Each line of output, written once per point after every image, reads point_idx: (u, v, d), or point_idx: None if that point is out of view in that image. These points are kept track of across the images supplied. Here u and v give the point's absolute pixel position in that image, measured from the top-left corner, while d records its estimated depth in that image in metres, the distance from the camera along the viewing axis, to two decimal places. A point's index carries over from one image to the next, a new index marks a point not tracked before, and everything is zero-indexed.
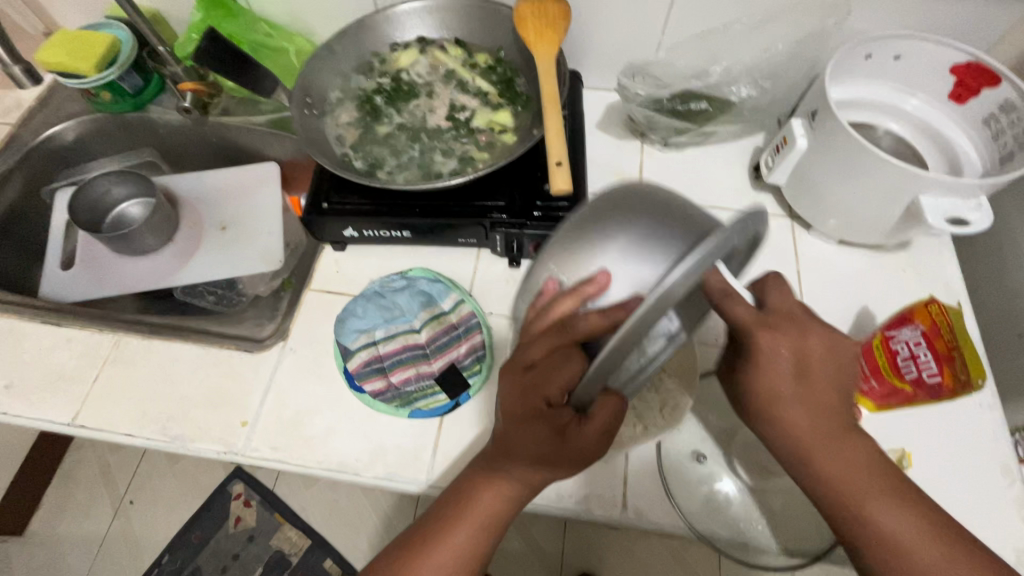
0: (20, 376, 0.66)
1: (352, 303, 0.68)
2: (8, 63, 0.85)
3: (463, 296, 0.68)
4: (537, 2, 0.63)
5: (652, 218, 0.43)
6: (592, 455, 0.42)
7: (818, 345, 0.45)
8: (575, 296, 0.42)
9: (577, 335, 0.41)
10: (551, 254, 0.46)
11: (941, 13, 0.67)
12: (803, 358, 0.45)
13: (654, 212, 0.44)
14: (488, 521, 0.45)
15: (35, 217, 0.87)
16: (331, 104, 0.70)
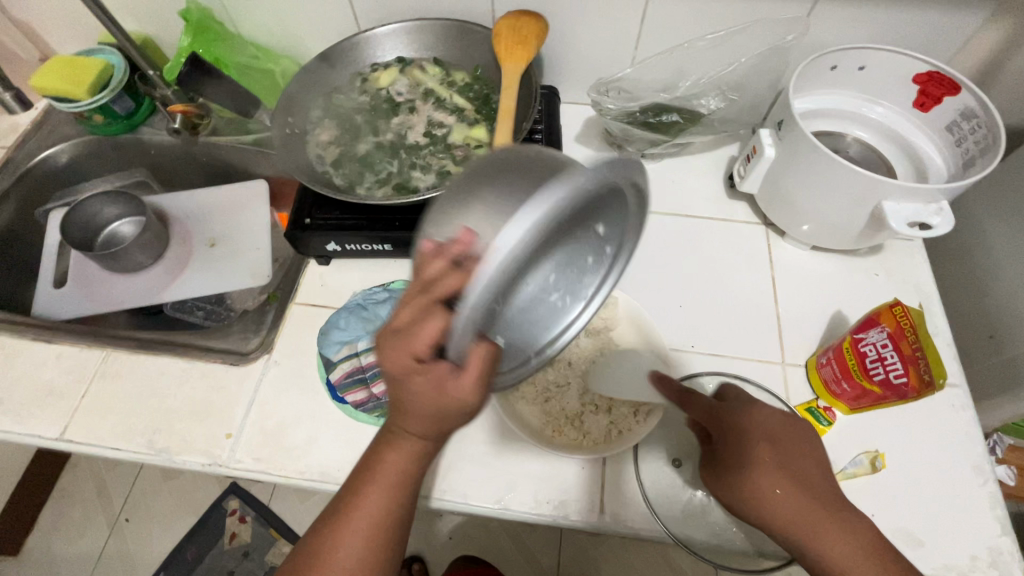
0: (9, 392, 0.67)
1: (335, 315, 0.70)
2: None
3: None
4: (513, 20, 0.66)
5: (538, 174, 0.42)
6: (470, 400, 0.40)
7: (758, 418, 0.51)
8: (445, 256, 0.38)
9: (441, 291, 0.37)
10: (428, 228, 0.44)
11: (901, 25, 0.69)
12: (763, 430, 0.50)
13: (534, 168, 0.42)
14: (396, 485, 0.45)
15: (29, 237, 0.88)
16: (311, 123, 0.71)
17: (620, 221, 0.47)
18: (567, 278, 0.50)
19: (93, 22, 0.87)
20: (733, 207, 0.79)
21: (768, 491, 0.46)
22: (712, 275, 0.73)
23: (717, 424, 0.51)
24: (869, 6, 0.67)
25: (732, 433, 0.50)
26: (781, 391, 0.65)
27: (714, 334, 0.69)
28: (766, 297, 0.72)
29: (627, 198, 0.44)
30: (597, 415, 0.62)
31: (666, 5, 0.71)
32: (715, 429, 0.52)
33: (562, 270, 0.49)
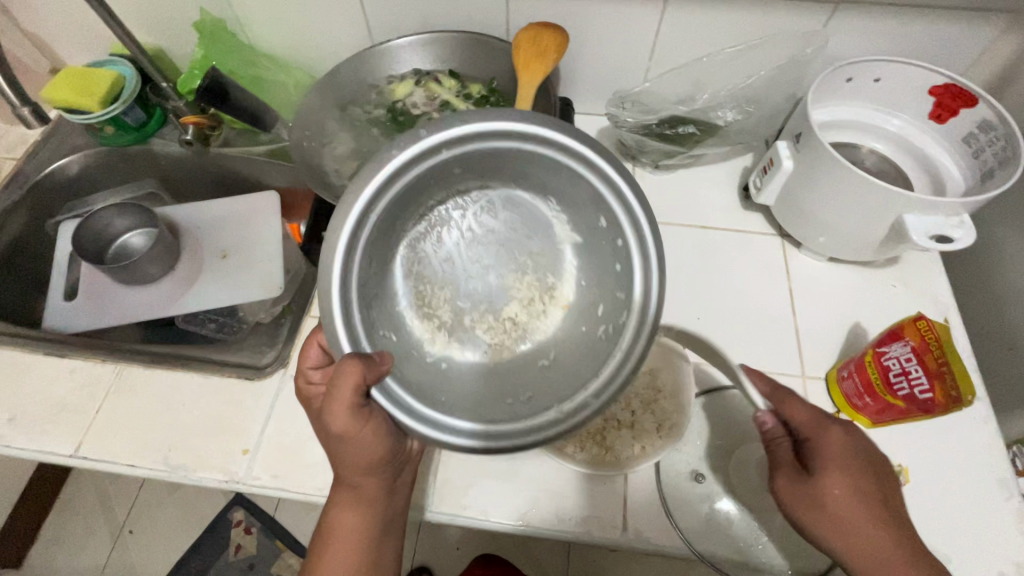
0: (21, 408, 0.66)
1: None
2: (16, 104, 0.87)
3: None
4: (534, 33, 0.66)
5: (512, 196, 0.54)
6: (347, 418, 0.47)
7: (859, 441, 0.49)
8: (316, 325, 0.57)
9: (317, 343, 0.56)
10: (428, 294, 0.54)
11: (918, 38, 0.69)
12: (864, 456, 0.48)
13: (512, 196, 0.54)
14: (353, 523, 0.53)
15: (39, 249, 0.88)
16: (329, 137, 0.71)
17: (597, 203, 0.49)
18: (605, 281, 0.52)
19: (106, 34, 0.87)
20: (749, 218, 0.79)
21: (851, 522, 0.46)
22: (730, 287, 0.73)
23: (812, 440, 0.48)
24: (886, 20, 0.67)
25: (826, 453, 0.47)
26: None
27: (732, 345, 0.69)
28: (784, 309, 0.71)
29: (560, 170, 0.49)
30: (621, 433, 0.62)
31: (681, 17, 0.72)
32: (812, 438, 0.48)
33: (601, 288, 0.53)
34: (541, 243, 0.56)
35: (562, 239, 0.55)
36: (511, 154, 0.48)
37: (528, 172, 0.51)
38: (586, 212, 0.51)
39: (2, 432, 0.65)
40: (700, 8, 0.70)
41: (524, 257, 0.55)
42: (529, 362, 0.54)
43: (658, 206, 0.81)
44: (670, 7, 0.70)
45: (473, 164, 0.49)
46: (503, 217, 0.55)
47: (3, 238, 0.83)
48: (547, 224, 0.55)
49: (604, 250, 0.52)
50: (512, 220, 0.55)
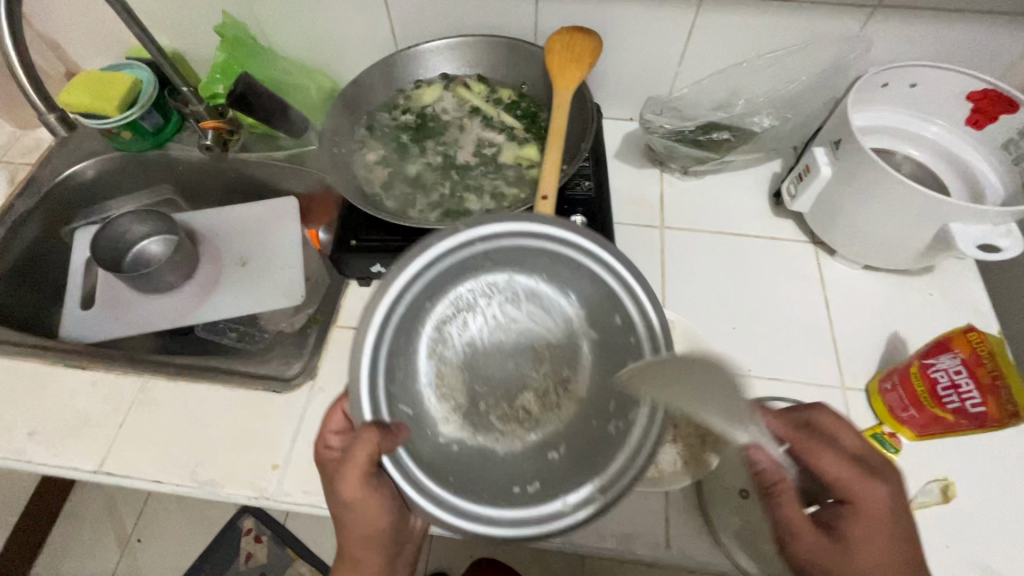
0: (41, 422, 0.64)
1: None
2: (43, 112, 0.83)
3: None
4: (568, 37, 0.65)
5: (535, 290, 0.56)
6: (358, 486, 0.47)
7: (899, 502, 0.47)
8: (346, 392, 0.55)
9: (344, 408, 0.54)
10: (448, 380, 0.55)
11: (955, 42, 0.69)
12: (899, 514, 0.46)
13: (534, 292, 0.56)
14: None
15: (54, 256, 0.86)
16: (357, 143, 0.68)
17: (616, 302, 0.52)
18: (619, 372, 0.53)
19: (124, 37, 0.86)
20: (780, 225, 0.78)
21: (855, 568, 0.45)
22: (764, 295, 0.72)
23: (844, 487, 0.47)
24: (923, 24, 0.67)
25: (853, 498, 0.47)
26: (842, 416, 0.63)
27: (769, 357, 0.68)
28: (821, 318, 0.70)
29: (582, 269, 0.53)
30: (665, 449, 0.59)
31: (714, 21, 0.71)
32: (848, 495, 0.47)
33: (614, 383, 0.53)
34: (560, 336, 0.56)
35: (579, 333, 0.56)
36: (538, 247, 0.53)
37: (552, 268, 0.55)
38: (604, 310, 0.54)
39: (24, 446, 0.63)
40: (734, 10, 0.69)
41: (543, 348, 0.56)
42: (539, 454, 0.52)
43: (688, 213, 0.80)
44: (703, 9, 0.70)
45: (503, 253, 0.53)
46: (524, 309, 0.57)
47: (18, 245, 0.81)
48: (566, 322, 0.56)
49: (620, 347, 0.53)
50: (534, 314, 0.57)
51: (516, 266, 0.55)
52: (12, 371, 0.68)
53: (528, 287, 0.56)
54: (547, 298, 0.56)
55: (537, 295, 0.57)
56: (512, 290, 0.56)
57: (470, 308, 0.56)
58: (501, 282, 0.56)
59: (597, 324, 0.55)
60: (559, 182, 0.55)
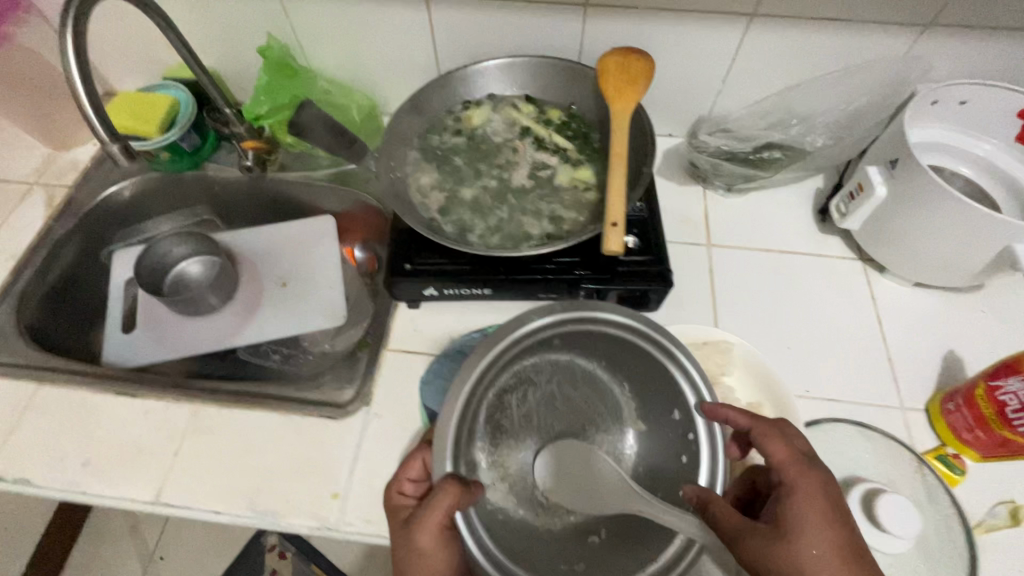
0: (95, 452, 0.64)
1: (440, 363, 0.67)
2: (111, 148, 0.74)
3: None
4: (622, 57, 0.64)
5: (592, 373, 0.58)
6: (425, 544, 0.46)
7: (835, 491, 0.45)
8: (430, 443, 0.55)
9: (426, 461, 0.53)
10: (501, 449, 0.55)
11: (1006, 59, 0.69)
12: (830, 494, 0.45)
13: (590, 375, 0.58)
14: None
15: (92, 279, 0.85)
16: (410, 167, 0.68)
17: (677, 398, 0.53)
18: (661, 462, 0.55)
19: (162, 57, 0.85)
20: (827, 242, 0.78)
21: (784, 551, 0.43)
22: (816, 313, 0.72)
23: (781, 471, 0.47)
24: (974, 41, 0.67)
25: (791, 481, 0.46)
26: (903, 436, 0.63)
27: (825, 378, 0.67)
28: (875, 337, 0.70)
29: (648, 366, 0.55)
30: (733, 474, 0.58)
31: (763, 39, 0.71)
32: (785, 479, 0.46)
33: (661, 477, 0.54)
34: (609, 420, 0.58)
35: (627, 419, 0.58)
36: (608, 336, 0.55)
37: (616, 357, 0.56)
38: (658, 404, 0.55)
39: (79, 478, 0.62)
40: (785, 28, 0.69)
41: (592, 429, 0.58)
42: (577, 535, 0.53)
43: (734, 230, 0.79)
44: (753, 27, 0.70)
45: (573, 336, 0.55)
46: (577, 389, 0.58)
47: (57, 268, 0.80)
48: (616, 409, 0.58)
49: (671, 443, 0.54)
50: (589, 397, 0.58)
51: (582, 349, 0.57)
52: (63, 400, 0.67)
53: (586, 369, 0.58)
54: (603, 384, 0.58)
55: (593, 379, 0.58)
56: (570, 369, 0.58)
57: (529, 382, 0.57)
58: (563, 361, 0.57)
59: (648, 415, 0.56)
60: (625, 207, 0.55)
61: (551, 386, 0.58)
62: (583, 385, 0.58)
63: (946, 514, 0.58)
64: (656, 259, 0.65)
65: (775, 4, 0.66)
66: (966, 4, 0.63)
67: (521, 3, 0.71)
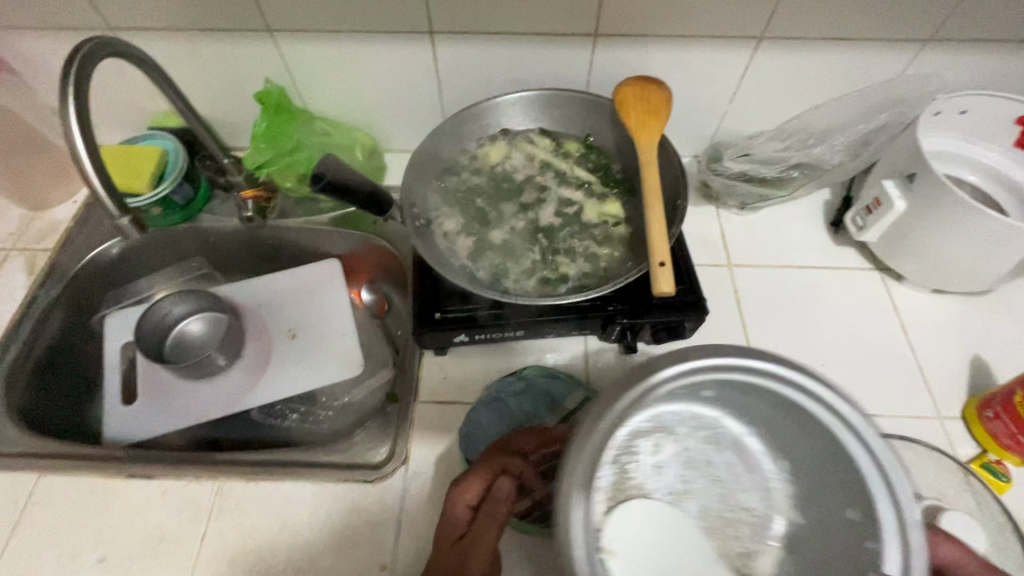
0: (111, 546, 0.59)
1: (478, 410, 0.65)
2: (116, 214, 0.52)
3: (588, 394, 0.64)
4: (640, 88, 0.64)
5: (741, 440, 0.47)
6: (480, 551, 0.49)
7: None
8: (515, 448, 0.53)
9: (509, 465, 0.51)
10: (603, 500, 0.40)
11: (998, 68, 0.71)
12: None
13: (734, 433, 0.48)
14: None
15: (83, 348, 0.79)
16: (432, 212, 0.66)
17: (866, 491, 0.38)
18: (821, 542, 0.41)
19: (146, 107, 0.80)
20: (843, 253, 0.79)
21: None
22: (843, 326, 0.72)
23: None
24: (970, 53, 0.69)
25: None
26: (946, 446, 0.64)
27: (863, 393, 0.67)
28: (902, 346, 0.71)
29: (835, 451, 0.40)
30: None
31: (770, 61, 0.72)
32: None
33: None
34: (754, 499, 0.46)
35: (778, 499, 0.46)
36: (789, 405, 0.42)
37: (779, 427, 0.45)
38: (837, 495, 0.41)
39: None
40: (791, 50, 0.70)
41: (734, 507, 0.46)
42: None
43: (753, 248, 0.79)
44: (760, 49, 0.70)
45: (737, 390, 0.44)
46: (715, 457, 0.48)
47: (43, 341, 0.74)
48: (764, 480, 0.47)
49: (845, 549, 0.40)
50: (734, 466, 0.48)
51: (735, 406, 0.46)
52: (68, 490, 0.62)
53: (735, 434, 0.48)
54: (754, 456, 0.47)
55: (742, 447, 0.48)
56: (710, 422, 0.47)
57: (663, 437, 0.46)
58: (710, 414, 0.47)
59: (827, 505, 0.42)
60: (669, 245, 0.54)
61: (687, 439, 0.47)
62: (728, 449, 0.48)
63: None
64: (690, 287, 0.63)
65: (783, 26, 0.67)
66: (966, 19, 0.65)
67: (529, 36, 0.69)
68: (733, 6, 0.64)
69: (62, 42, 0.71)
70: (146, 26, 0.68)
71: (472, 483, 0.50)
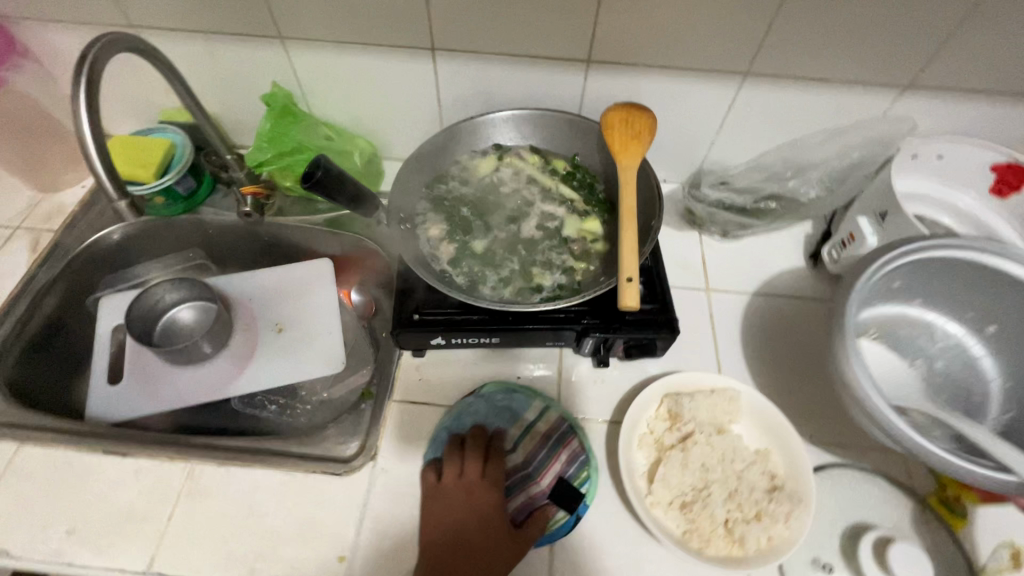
0: (81, 518, 0.60)
1: (441, 432, 0.66)
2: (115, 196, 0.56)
3: (547, 403, 0.67)
4: (625, 112, 0.67)
5: (935, 337, 0.68)
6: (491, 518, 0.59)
7: None
8: (496, 438, 0.65)
9: (493, 449, 0.64)
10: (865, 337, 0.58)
11: (976, 118, 0.74)
12: None
13: (977, 363, 0.66)
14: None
15: (76, 327, 0.81)
16: (418, 218, 0.69)
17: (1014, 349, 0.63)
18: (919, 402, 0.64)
19: (159, 102, 0.84)
20: (820, 286, 0.80)
21: None
22: (816, 357, 0.74)
23: None
24: (948, 101, 0.72)
25: None
26: (906, 480, 0.64)
27: (831, 424, 0.68)
28: None
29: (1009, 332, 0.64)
30: (749, 526, 0.57)
31: (754, 96, 0.75)
32: None
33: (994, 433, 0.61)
34: (955, 386, 0.66)
35: (933, 385, 0.66)
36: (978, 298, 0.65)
37: (1017, 347, 0.64)
38: (976, 375, 0.66)
39: (63, 547, 0.58)
40: (775, 88, 0.73)
41: (960, 387, 0.66)
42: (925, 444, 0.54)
43: (733, 275, 0.81)
44: (746, 85, 0.73)
45: (934, 285, 0.66)
46: (944, 370, 0.67)
47: (38, 317, 0.76)
48: (1000, 399, 0.63)
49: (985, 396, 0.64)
50: (938, 353, 0.68)
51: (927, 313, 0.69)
52: (46, 462, 0.64)
53: (932, 334, 0.69)
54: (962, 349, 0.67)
55: (940, 344, 0.68)
56: (963, 350, 0.67)
57: (928, 335, 0.69)
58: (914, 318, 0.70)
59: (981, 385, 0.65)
60: (637, 261, 0.56)
61: (891, 325, 0.70)
62: (923, 341, 0.68)
63: (953, 557, 0.59)
64: (661, 307, 0.65)
65: (767, 65, 0.70)
66: (940, 68, 0.68)
67: (524, 58, 0.73)
68: (720, 41, 0.68)
69: (84, 35, 0.76)
70: (162, 26, 0.72)
71: (463, 465, 0.62)
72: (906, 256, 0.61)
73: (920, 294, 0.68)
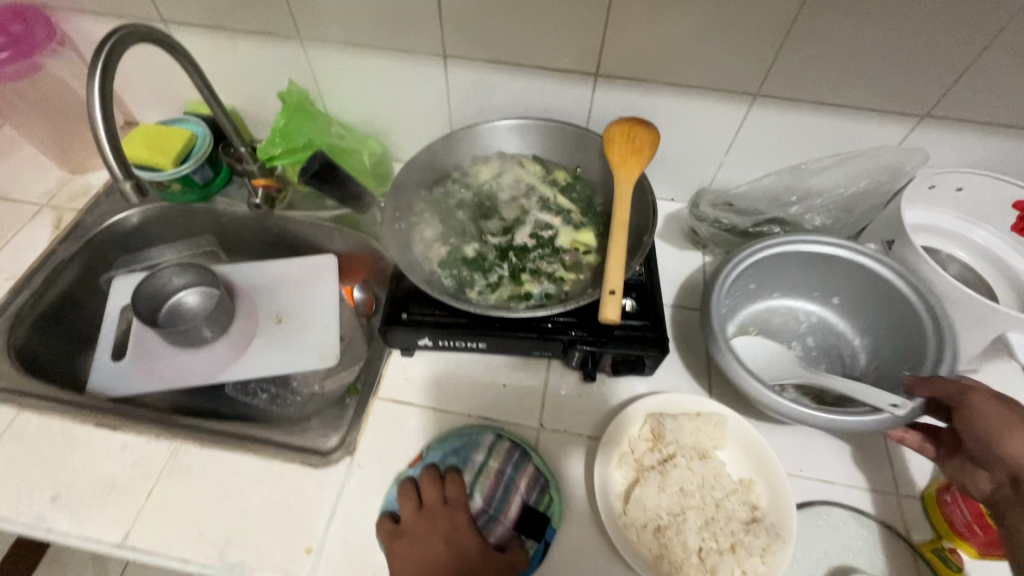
0: (66, 486, 0.62)
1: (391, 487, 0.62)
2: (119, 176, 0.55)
3: (496, 436, 0.64)
4: (626, 126, 0.66)
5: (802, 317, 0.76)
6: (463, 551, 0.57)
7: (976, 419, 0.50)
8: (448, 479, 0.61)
9: (448, 486, 0.61)
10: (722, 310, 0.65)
11: (1000, 153, 0.71)
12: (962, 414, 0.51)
13: (841, 331, 0.74)
14: None
15: (87, 303, 0.84)
16: (414, 218, 0.70)
17: (855, 304, 0.72)
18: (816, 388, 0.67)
19: (186, 94, 0.88)
20: None
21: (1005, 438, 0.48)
22: None
23: (959, 402, 0.51)
24: (970, 134, 0.69)
25: (970, 408, 0.50)
26: (899, 525, 0.61)
27: (824, 458, 0.65)
28: None
29: (856, 301, 0.71)
30: (722, 555, 0.55)
31: (764, 117, 0.73)
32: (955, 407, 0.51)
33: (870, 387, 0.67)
34: (833, 360, 0.72)
35: (815, 362, 0.72)
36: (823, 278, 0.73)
37: (861, 309, 0.72)
38: (839, 341, 0.73)
39: (46, 512, 0.60)
40: (786, 110, 0.72)
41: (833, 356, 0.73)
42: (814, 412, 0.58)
43: None
44: (756, 105, 0.72)
45: (778, 277, 0.74)
46: (815, 345, 0.74)
47: (53, 290, 0.80)
48: (864, 355, 0.71)
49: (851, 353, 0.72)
50: (807, 329, 0.75)
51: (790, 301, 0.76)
52: (41, 429, 0.66)
53: (798, 315, 0.76)
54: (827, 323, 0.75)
55: (808, 322, 0.75)
56: (827, 324, 0.75)
57: (794, 319, 0.76)
58: (777, 307, 0.77)
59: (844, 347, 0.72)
60: (622, 276, 0.56)
61: (763, 315, 0.76)
62: (791, 324, 0.75)
63: None
64: (652, 325, 0.64)
65: (777, 86, 0.69)
66: (960, 100, 0.65)
67: (533, 69, 0.74)
68: (731, 59, 0.67)
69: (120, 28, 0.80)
70: (191, 22, 0.75)
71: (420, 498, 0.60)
72: (745, 258, 0.68)
73: (775, 285, 0.75)
